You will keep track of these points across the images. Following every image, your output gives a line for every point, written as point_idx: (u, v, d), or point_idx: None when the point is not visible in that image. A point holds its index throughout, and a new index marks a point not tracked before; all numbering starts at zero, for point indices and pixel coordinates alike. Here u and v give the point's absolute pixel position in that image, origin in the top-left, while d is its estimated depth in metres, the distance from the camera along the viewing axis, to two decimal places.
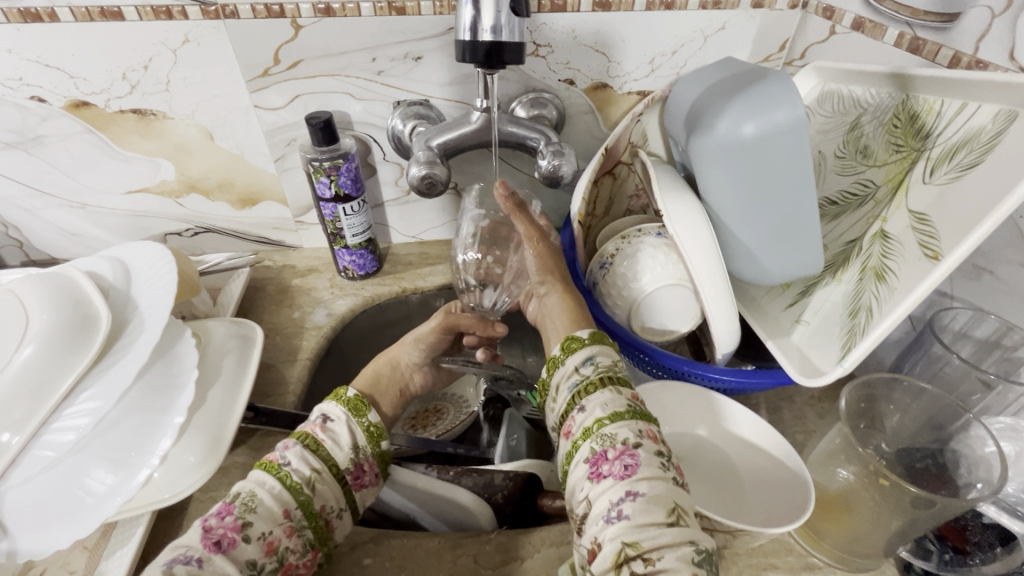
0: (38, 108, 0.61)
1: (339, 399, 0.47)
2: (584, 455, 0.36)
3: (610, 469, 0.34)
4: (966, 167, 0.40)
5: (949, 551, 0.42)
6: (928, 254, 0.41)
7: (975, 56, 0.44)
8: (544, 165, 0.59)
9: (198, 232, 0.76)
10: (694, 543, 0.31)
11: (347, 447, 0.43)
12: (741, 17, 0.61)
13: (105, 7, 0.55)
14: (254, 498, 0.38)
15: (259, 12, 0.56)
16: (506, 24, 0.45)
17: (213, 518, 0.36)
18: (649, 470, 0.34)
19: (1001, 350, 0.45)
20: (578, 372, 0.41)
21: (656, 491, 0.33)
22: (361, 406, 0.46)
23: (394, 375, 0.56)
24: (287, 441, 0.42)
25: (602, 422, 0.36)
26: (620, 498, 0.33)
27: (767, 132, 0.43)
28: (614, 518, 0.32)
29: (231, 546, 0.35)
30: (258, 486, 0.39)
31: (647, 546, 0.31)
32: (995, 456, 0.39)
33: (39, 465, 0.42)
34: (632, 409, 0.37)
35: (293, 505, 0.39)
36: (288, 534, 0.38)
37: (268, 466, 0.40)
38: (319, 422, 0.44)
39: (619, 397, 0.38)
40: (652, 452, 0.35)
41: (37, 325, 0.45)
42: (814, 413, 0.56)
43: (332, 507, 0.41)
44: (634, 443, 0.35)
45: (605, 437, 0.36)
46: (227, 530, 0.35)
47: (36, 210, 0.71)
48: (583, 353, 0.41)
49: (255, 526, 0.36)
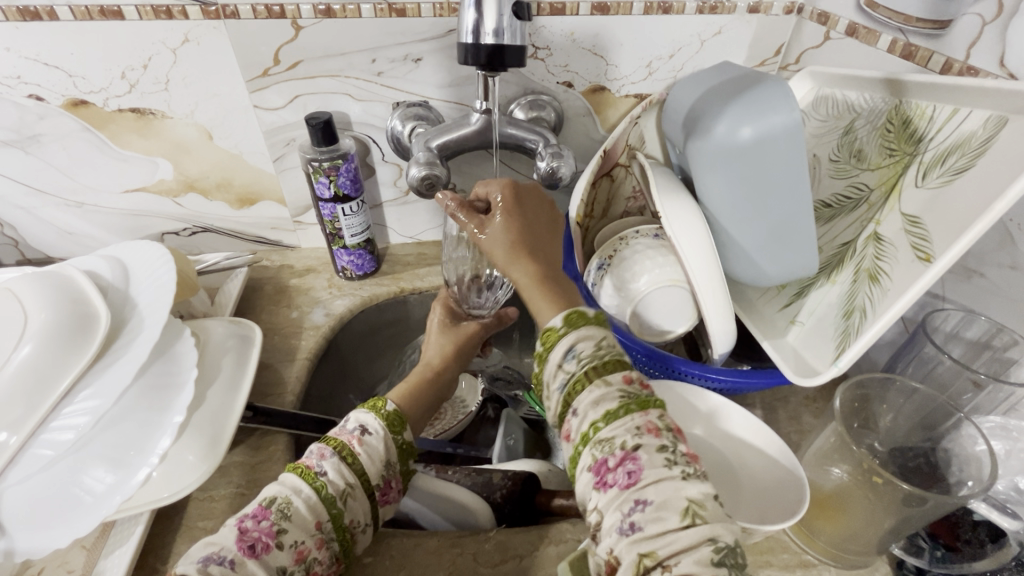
0: (35, 107, 0.61)
1: (378, 412, 0.46)
2: (587, 465, 0.35)
3: (614, 478, 0.33)
4: (958, 171, 0.41)
5: (941, 548, 0.43)
6: (920, 256, 0.41)
7: (967, 63, 0.45)
8: (543, 166, 0.60)
9: (196, 232, 0.76)
10: (713, 541, 0.30)
11: (380, 463, 0.43)
12: (737, 22, 0.62)
13: (104, 7, 0.55)
14: (289, 505, 0.38)
15: (260, 12, 0.56)
16: (508, 26, 0.45)
17: (248, 521, 0.36)
18: (654, 472, 0.33)
19: (991, 350, 0.45)
20: (562, 368, 0.38)
21: (664, 495, 0.32)
22: (397, 422, 0.46)
23: (433, 382, 0.56)
24: (324, 448, 0.42)
25: (597, 426, 0.35)
26: (631, 508, 0.32)
27: (763, 135, 0.43)
28: (628, 528, 0.31)
29: (265, 552, 0.35)
30: (293, 493, 0.39)
31: (664, 554, 0.30)
32: (986, 454, 0.40)
33: (38, 463, 0.42)
34: (626, 402, 0.35)
35: (326, 517, 0.39)
36: (319, 546, 0.37)
37: (304, 473, 0.40)
38: (357, 434, 0.43)
39: (610, 391, 0.36)
40: (653, 450, 0.33)
41: (35, 324, 0.45)
42: (809, 413, 0.57)
43: (360, 521, 0.41)
44: (633, 447, 0.33)
45: (604, 443, 0.34)
46: (262, 535, 0.36)
47: (32, 208, 0.71)
48: (564, 346, 0.39)
49: (289, 533, 0.36)
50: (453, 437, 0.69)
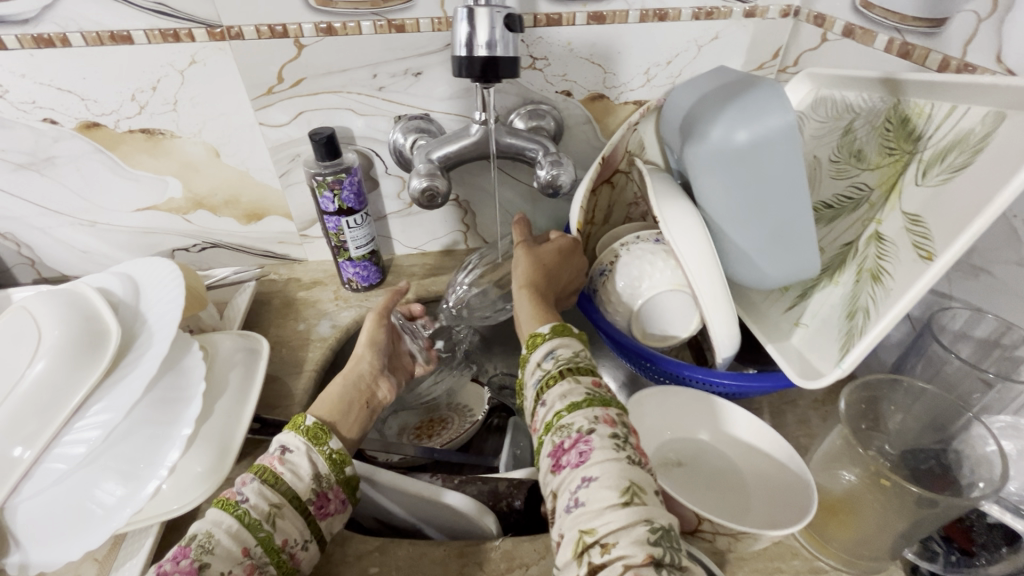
0: (50, 130, 0.63)
1: (299, 429, 0.46)
2: (548, 449, 0.38)
3: (567, 458, 0.36)
4: (957, 168, 0.41)
5: (956, 553, 0.42)
6: (922, 255, 0.41)
7: (964, 60, 0.45)
8: (543, 174, 0.60)
9: (205, 248, 0.77)
10: (649, 521, 0.31)
11: (307, 478, 0.43)
12: (734, 27, 0.63)
13: (115, 32, 0.57)
14: (210, 539, 0.37)
15: (263, 33, 0.58)
16: (501, 39, 0.46)
17: (167, 564, 0.35)
18: (601, 454, 0.35)
19: (1001, 348, 0.45)
20: (540, 367, 0.43)
21: (608, 474, 0.33)
22: (322, 433, 0.46)
23: (355, 389, 0.54)
24: (245, 476, 0.42)
25: (560, 414, 0.38)
26: (577, 485, 0.34)
27: (759, 138, 0.43)
28: (572, 506, 0.34)
29: None
30: (214, 526, 0.38)
31: (602, 532, 0.31)
32: (997, 455, 0.39)
33: (51, 477, 0.44)
34: (590, 396, 0.39)
35: (253, 543, 0.38)
36: (249, 573, 0.37)
37: (224, 504, 0.40)
38: (278, 454, 0.44)
39: (577, 387, 0.39)
40: (605, 435, 0.36)
41: (49, 340, 0.47)
42: (818, 417, 0.56)
43: (296, 540, 0.41)
44: (587, 430, 0.36)
45: (563, 427, 0.37)
46: (181, 574, 0.34)
47: (47, 228, 0.73)
48: (545, 348, 0.44)
49: (212, 566, 0.36)
50: (461, 446, 0.69)
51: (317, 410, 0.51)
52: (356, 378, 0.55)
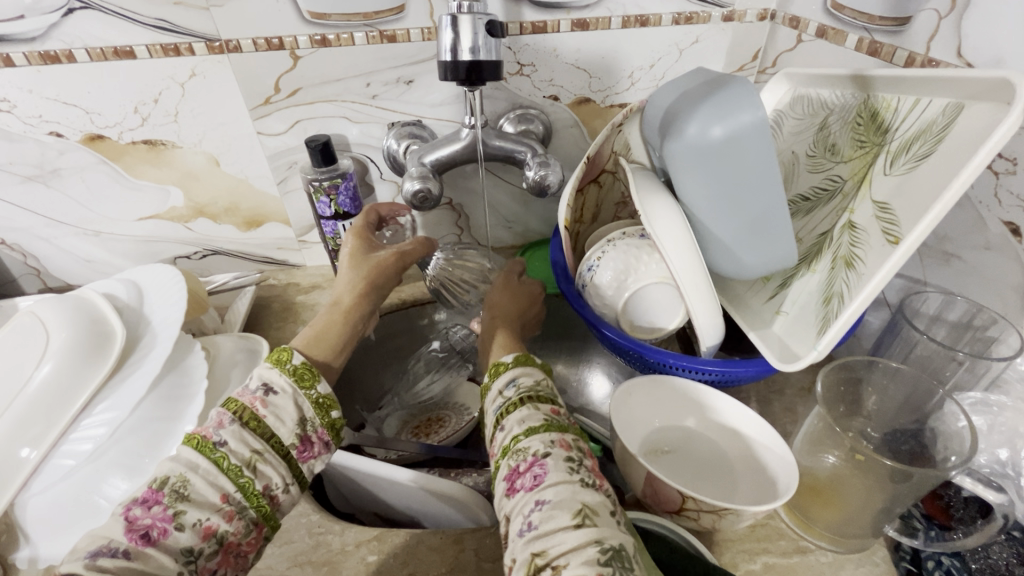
0: (55, 143, 0.65)
1: (283, 367, 0.47)
2: (504, 473, 0.41)
3: (522, 482, 0.39)
4: (921, 157, 0.43)
5: (935, 528, 0.43)
6: (889, 240, 0.43)
7: (928, 56, 0.47)
8: (531, 175, 0.62)
9: (206, 255, 0.79)
10: (599, 542, 0.34)
11: (290, 422, 0.44)
12: (713, 31, 0.65)
13: (118, 47, 0.59)
14: (185, 484, 0.39)
15: (260, 45, 0.60)
16: (484, 45, 0.48)
17: (139, 509, 0.37)
18: (555, 476, 0.38)
19: (973, 330, 0.46)
20: (502, 394, 0.47)
21: (561, 496, 0.37)
22: (308, 376, 0.48)
23: (351, 325, 0.56)
24: (223, 416, 0.43)
25: (518, 437, 0.42)
26: (531, 508, 0.37)
27: (732, 133, 0.45)
28: (526, 529, 0.36)
29: (162, 536, 0.36)
30: (190, 470, 0.39)
31: (554, 553, 0.34)
32: (966, 430, 0.40)
33: (59, 473, 0.46)
34: (548, 423, 0.43)
35: (232, 490, 0.40)
36: (227, 519, 0.38)
37: (201, 445, 0.41)
38: (260, 395, 0.44)
39: (535, 413, 0.44)
40: (560, 459, 0.40)
41: (56, 343, 0.49)
42: (803, 404, 0.58)
43: (277, 484, 0.42)
44: (543, 454, 0.40)
45: (520, 451, 0.41)
46: (155, 520, 0.36)
47: (52, 238, 0.75)
48: (507, 377, 0.48)
49: (188, 513, 0.37)
50: (461, 442, 0.69)
51: (306, 347, 0.52)
52: (356, 315, 0.57)
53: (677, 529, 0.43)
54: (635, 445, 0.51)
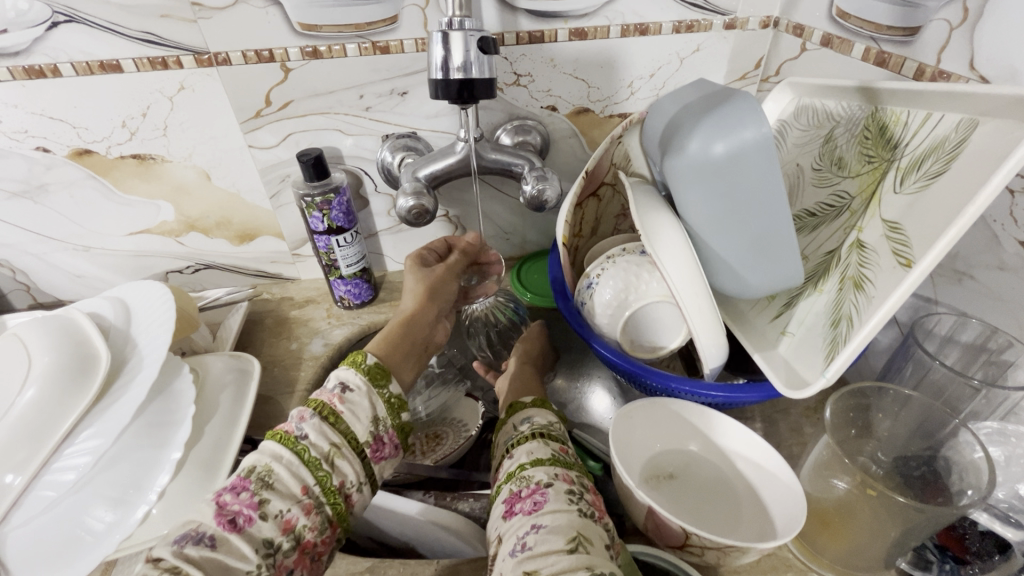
0: (42, 158, 0.64)
1: (358, 367, 0.49)
2: (504, 496, 0.40)
3: (521, 505, 0.38)
4: (933, 175, 0.41)
5: (949, 561, 0.42)
6: (901, 262, 0.41)
7: (939, 67, 0.46)
8: (529, 189, 0.60)
9: (198, 269, 0.78)
10: (590, 569, 0.33)
11: (365, 419, 0.46)
12: (715, 39, 0.64)
13: (104, 61, 0.58)
14: (270, 474, 0.41)
15: (250, 57, 0.59)
16: (475, 60, 0.47)
17: (228, 495, 0.39)
18: (554, 504, 0.37)
19: (987, 353, 0.45)
20: (516, 429, 0.47)
21: (557, 523, 0.36)
22: (381, 375, 0.49)
23: (421, 331, 0.59)
24: (304, 412, 0.45)
25: (524, 466, 0.41)
26: (527, 531, 0.36)
27: (735, 150, 0.44)
28: (519, 549, 0.35)
29: (246, 523, 0.38)
30: (274, 461, 0.42)
31: (544, 574, 0.33)
32: (984, 461, 0.38)
33: (40, 504, 0.43)
34: (554, 458, 0.42)
35: (311, 482, 0.41)
36: (306, 511, 0.40)
37: (284, 440, 0.43)
38: (337, 392, 0.46)
39: (544, 447, 0.43)
40: (561, 491, 0.38)
41: (39, 367, 0.47)
42: (810, 424, 0.56)
43: (352, 482, 0.43)
44: (545, 483, 0.39)
45: (524, 478, 0.40)
46: (242, 507, 0.39)
47: (41, 254, 0.73)
48: (523, 415, 0.48)
49: (272, 503, 0.39)
50: (456, 462, 0.68)
51: (377, 349, 0.54)
52: (422, 322, 0.60)
53: (680, 563, 0.42)
54: (636, 473, 0.49)
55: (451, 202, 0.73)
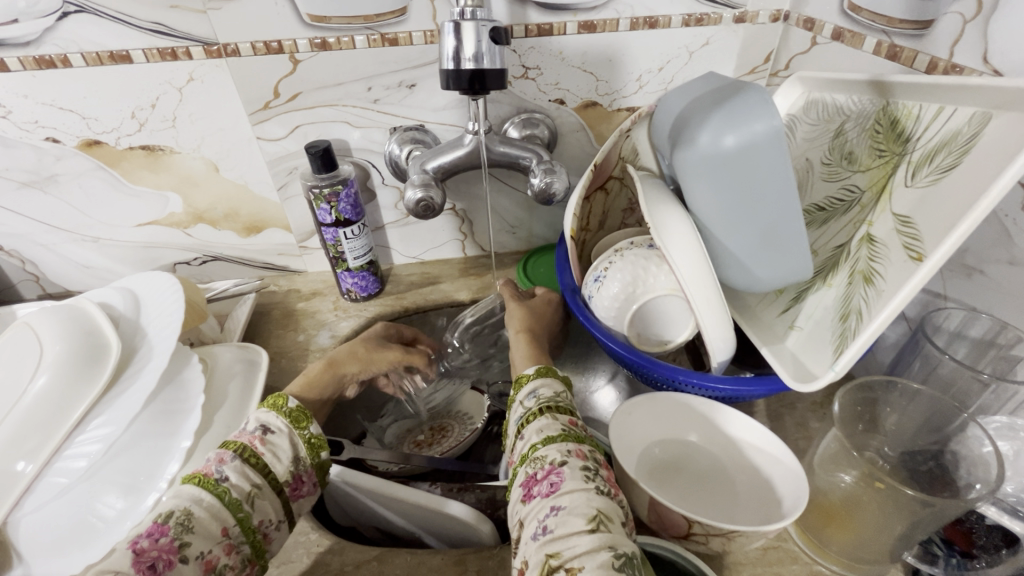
0: (52, 148, 0.64)
1: (280, 410, 0.48)
2: (521, 479, 0.40)
3: (539, 488, 0.38)
4: (945, 169, 0.41)
5: (957, 555, 0.42)
6: (912, 256, 0.41)
7: (951, 61, 0.45)
8: (536, 182, 0.60)
9: (206, 261, 0.78)
10: (613, 548, 0.33)
11: (286, 459, 0.45)
12: (725, 33, 0.64)
13: (114, 52, 0.58)
14: (190, 518, 0.39)
15: (259, 49, 0.59)
16: (487, 51, 0.47)
17: (146, 541, 0.37)
18: (571, 484, 0.37)
19: (996, 348, 0.45)
20: (523, 405, 0.47)
21: (575, 503, 0.36)
22: (303, 417, 0.49)
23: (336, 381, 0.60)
24: (224, 453, 0.43)
25: (536, 446, 0.41)
26: (547, 514, 0.36)
27: (746, 143, 0.43)
28: (540, 532, 0.35)
29: (167, 568, 0.36)
30: (193, 503, 0.40)
31: (567, 556, 0.33)
32: (993, 456, 0.39)
33: (52, 491, 0.44)
34: (565, 433, 0.41)
35: (232, 523, 0.41)
36: (226, 552, 0.39)
37: (203, 483, 0.41)
38: (258, 434, 0.46)
39: (553, 423, 0.43)
40: (576, 467, 0.38)
41: (50, 356, 0.47)
42: (816, 419, 0.56)
43: (271, 521, 0.43)
44: (560, 462, 0.39)
45: (537, 460, 0.40)
46: (161, 552, 0.36)
47: (50, 244, 0.74)
48: (528, 389, 0.48)
49: (193, 545, 0.38)
50: (463, 453, 0.69)
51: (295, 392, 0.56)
52: (341, 378, 0.60)
53: (687, 555, 0.42)
54: (637, 466, 0.49)
55: (457, 195, 0.73)
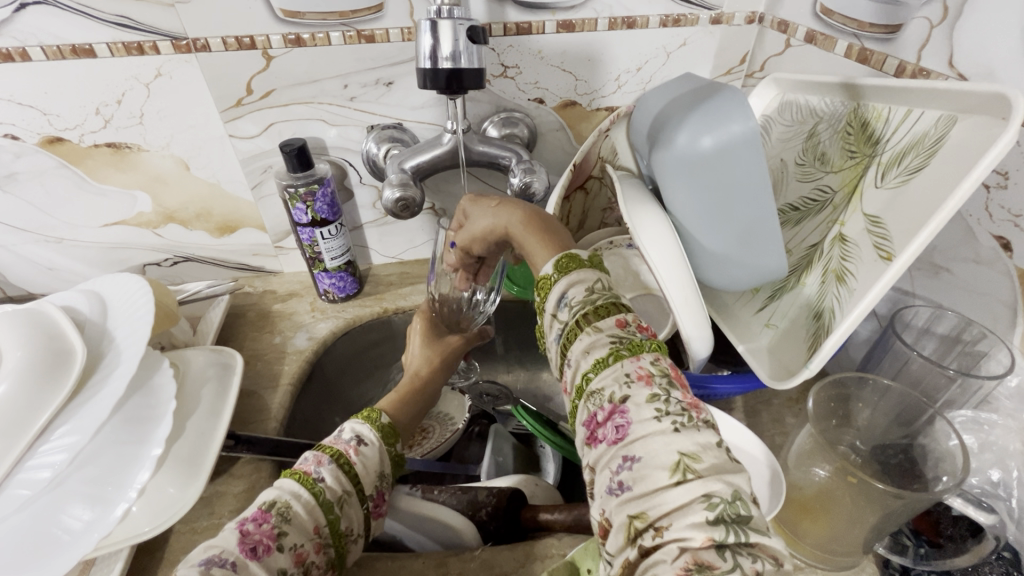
0: (11, 145, 0.62)
1: (374, 423, 0.49)
2: (582, 418, 0.33)
3: (603, 432, 0.31)
4: (913, 171, 0.42)
5: (925, 545, 0.43)
6: (881, 255, 0.42)
7: (919, 65, 0.46)
8: (516, 182, 0.60)
9: (177, 262, 0.76)
10: (706, 497, 0.27)
11: (374, 474, 0.46)
12: (701, 34, 0.64)
13: (76, 45, 0.55)
14: (289, 510, 0.39)
15: (230, 44, 0.57)
16: (465, 50, 0.46)
17: (250, 524, 0.37)
18: (640, 427, 0.30)
19: (962, 344, 0.46)
20: (558, 319, 0.36)
21: (651, 451, 0.29)
22: (392, 434, 0.50)
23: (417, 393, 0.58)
24: (321, 456, 0.44)
25: (589, 376, 0.33)
26: (619, 464, 0.30)
27: (722, 144, 0.44)
28: (617, 487, 0.30)
29: (265, 553, 0.36)
30: (292, 497, 0.40)
31: (654, 515, 0.28)
32: (958, 449, 0.40)
33: (13, 504, 0.42)
34: (617, 348, 0.33)
35: (323, 523, 0.40)
36: (316, 550, 0.39)
37: (302, 479, 0.42)
38: (354, 444, 0.46)
39: (601, 338, 0.33)
40: (642, 402, 0.31)
41: (11, 363, 0.45)
42: (791, 414, 0.57)
43: (353, 529, 0.43)
44: (621, 399, 0.31)
45: (595, 394, 0.32)
46: (263, 536, 0.36)
47: (11, 246, 0.71)
48: (556, 295, 0.36)
49: (289, 536, 0.38)
50: (444, 454, 0.69)
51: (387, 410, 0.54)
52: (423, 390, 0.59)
53: None
54: None
55: (435, 196, 0.73)
